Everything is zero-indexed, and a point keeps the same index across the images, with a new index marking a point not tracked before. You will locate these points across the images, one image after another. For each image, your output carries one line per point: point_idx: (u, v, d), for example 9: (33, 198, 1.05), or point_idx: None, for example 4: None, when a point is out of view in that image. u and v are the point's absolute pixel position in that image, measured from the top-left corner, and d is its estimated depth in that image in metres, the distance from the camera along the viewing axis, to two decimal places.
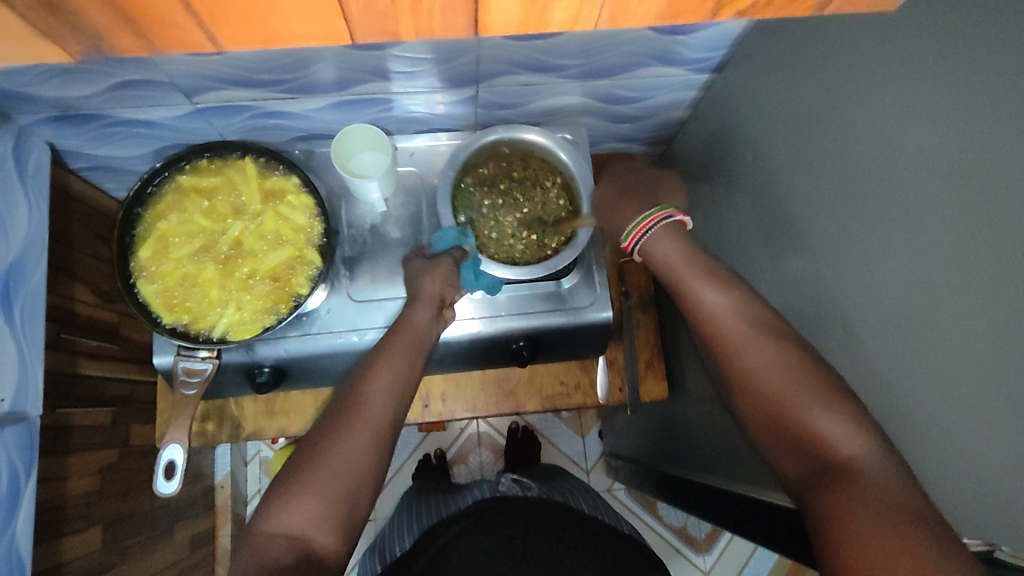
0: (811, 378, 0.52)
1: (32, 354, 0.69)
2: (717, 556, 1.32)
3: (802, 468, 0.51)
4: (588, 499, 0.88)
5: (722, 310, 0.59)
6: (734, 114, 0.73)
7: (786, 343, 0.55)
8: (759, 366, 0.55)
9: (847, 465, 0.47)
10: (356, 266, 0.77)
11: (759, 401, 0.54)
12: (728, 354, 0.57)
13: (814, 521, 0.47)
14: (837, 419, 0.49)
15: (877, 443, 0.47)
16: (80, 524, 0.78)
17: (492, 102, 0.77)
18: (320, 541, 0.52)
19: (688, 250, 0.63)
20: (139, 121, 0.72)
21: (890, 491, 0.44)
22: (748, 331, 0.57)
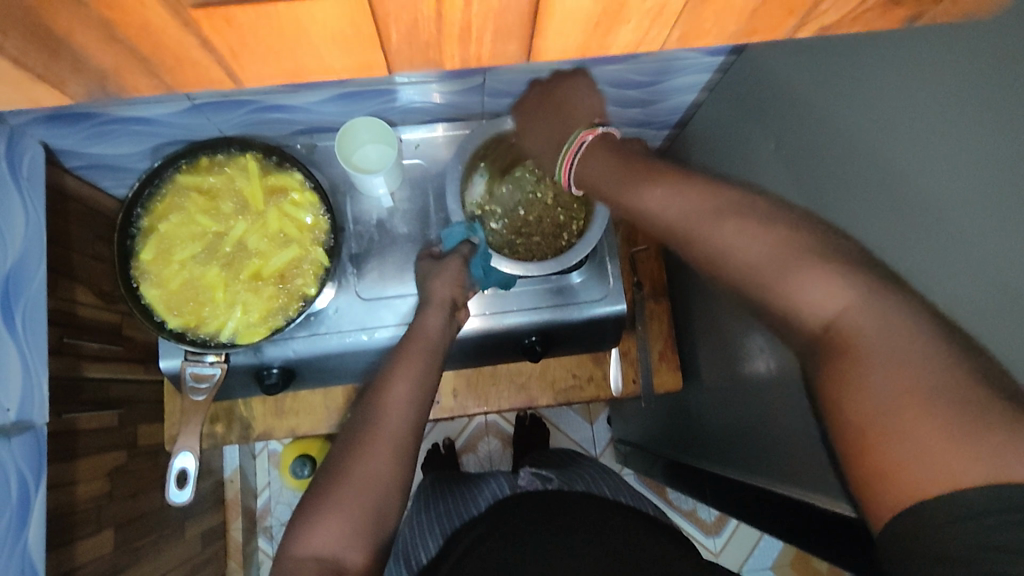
0: (786, 241, 0.43)
1: (36, 362, 0.67)
2: (726, 538, 1.33)
3: (799, 338, 0.44)
4: (609, 482, 0.87)
5: (672, 203, 0.50)
6: (750, 97, 0.70)
7: (752, 213, 0.46)
8: (727, 253, 0.46)
9: (843, 334, 0.40)
10: (363, 262, 0.75)
11: (736, 285, 0.46)
12: (691, 246, 0.48)
13: (828, 406, 0.40)
14: (823, 280, 0.41)
15: (870, 306, 0.39)
16: (92, 527, 0.77)
17: (499, 90, 0.75)
18: (351, 560, 0.51)
19: (614, 159, 0.58)
20: (134, 118, 0.69)
21: (893, 351, 0.37)
22: (704, 212, 0.48)
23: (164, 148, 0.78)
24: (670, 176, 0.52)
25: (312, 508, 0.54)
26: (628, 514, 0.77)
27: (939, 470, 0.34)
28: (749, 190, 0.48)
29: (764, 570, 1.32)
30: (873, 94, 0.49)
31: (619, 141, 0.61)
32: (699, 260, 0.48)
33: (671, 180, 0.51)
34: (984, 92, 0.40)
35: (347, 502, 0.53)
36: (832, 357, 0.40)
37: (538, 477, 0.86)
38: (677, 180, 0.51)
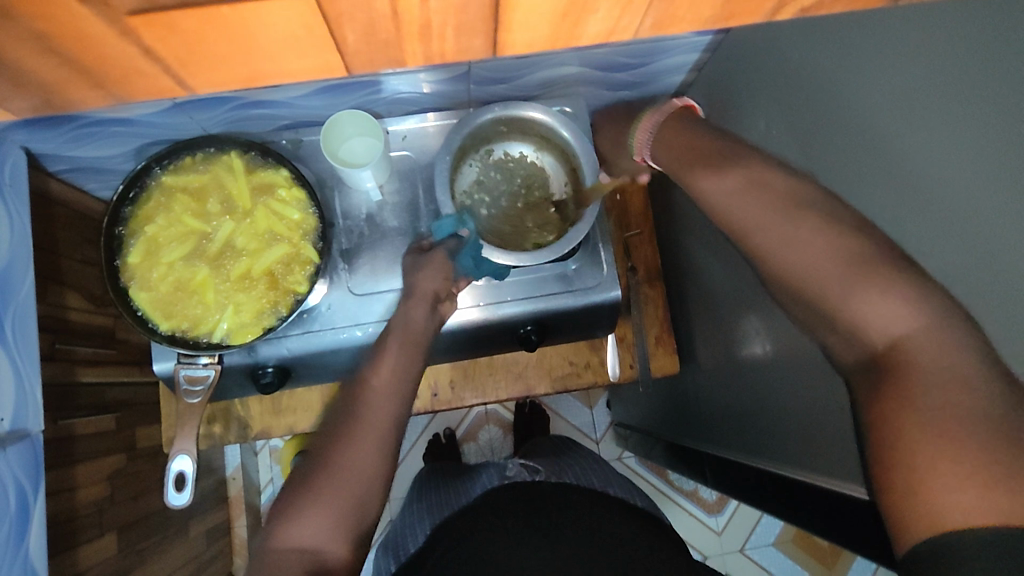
0: (856, 253, 0.44)
1: (28, 371, 0.66)
2: (728, 517, 1.34)
3: (851, 353, 0.45)
4: (600, 472, 0.87)
5: (740, 189, 0.51)
6: (740, 75, 0.69)
7: (823, 211, 0.47)
8: (788, 257, 0.47)
9: (898, 353, 0.41)
10: (354, 258, 0.74)
11: (796, 286, 0.47)
12: (754, 243, 0.50)
13: (871, 424, 0.42)
14: (887, 296, 0.42)
15: (932, 336, 0.40)
16: (94, 531, 0.77)
17: (484, 78, 0.73)
18: (332, 553, 0.51)
19: (687, 139, 0.59)
20: (115, 120, 0.68)
21: (951, 388, 0.39)
22: (771, 207, 0.49)
23: (148, 149, 0.77)
24: (738, 164, 0.52)
25: (292, 499, 0.53)
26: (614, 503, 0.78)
27: (969, 502, 0.36)
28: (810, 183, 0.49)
29: (767, 546, 1.33)
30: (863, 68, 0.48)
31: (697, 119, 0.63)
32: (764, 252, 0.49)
33: (737, 168, 0.52)
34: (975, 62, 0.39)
35: (334, 496, 0.53)
36: (886, 377, 0.41)
37: (527, 469, 0.87)
38: (745, 167, 0.52)
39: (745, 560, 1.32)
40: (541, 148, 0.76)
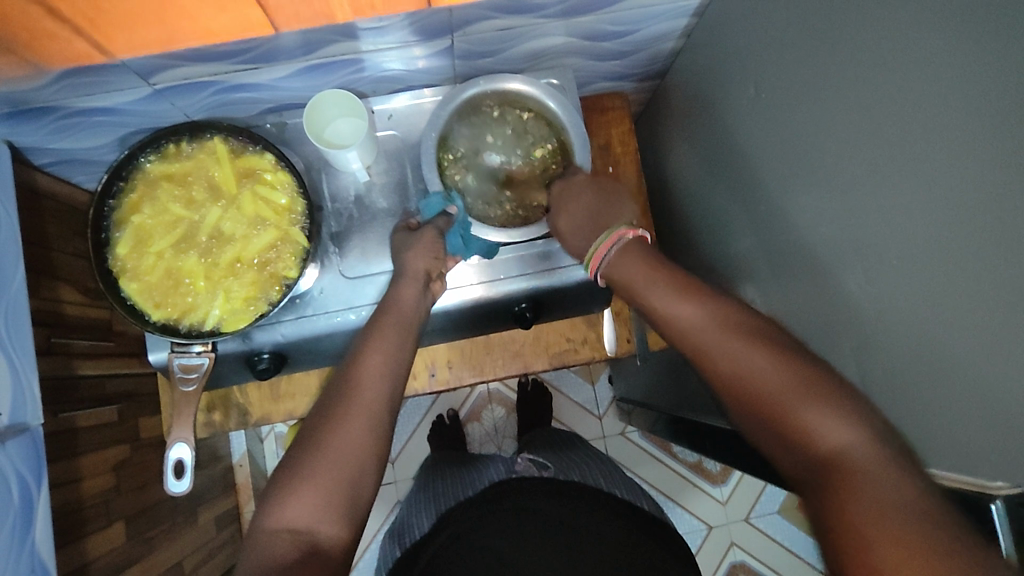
0: (797, 376, 0.49)
1: (24, 365, 0.66)
2: (733, 487, 1.34)
3: (798, 464, 0.47)
4: (605, 474, 0.88)
5: (688, 314, 0.56)
6: (730, 38, 0.68)
7: (766, 341, 0.52)
8: (743, 375, 0.51)
9: (844, 461, 0.44)
10: (344, 241, 0.74)
11: (744, 407, 0.51)
12: (711, 364, 0.53)
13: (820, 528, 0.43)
14: (827, 414, 0.46)
15: (876, 449, 0.44)
16: (102, 521, 0.78)
17: (468, 52, 0.72)
18: (324, 532, 0.51)
19: (649, 258, 0.61)
20: (97, 109, 0.67)
21: (895, 489, 0.41)
22: (722, 334, 0.54)
23: (132, 138, 0.76)
24: (690, 285, 0.58)
25: (285, 480, 0.53)
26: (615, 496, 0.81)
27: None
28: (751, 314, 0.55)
29: (772, 514, 1.33)
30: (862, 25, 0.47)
31: (653, 249, 0.63)
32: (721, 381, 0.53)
33: (693, 289, 0.58)
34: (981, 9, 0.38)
35: (325, 474, 0.53)
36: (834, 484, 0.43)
37: (534, 465, 0.90)
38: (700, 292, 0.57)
39: (751, 529, 1.33)
40: (523, 96, 0.72)
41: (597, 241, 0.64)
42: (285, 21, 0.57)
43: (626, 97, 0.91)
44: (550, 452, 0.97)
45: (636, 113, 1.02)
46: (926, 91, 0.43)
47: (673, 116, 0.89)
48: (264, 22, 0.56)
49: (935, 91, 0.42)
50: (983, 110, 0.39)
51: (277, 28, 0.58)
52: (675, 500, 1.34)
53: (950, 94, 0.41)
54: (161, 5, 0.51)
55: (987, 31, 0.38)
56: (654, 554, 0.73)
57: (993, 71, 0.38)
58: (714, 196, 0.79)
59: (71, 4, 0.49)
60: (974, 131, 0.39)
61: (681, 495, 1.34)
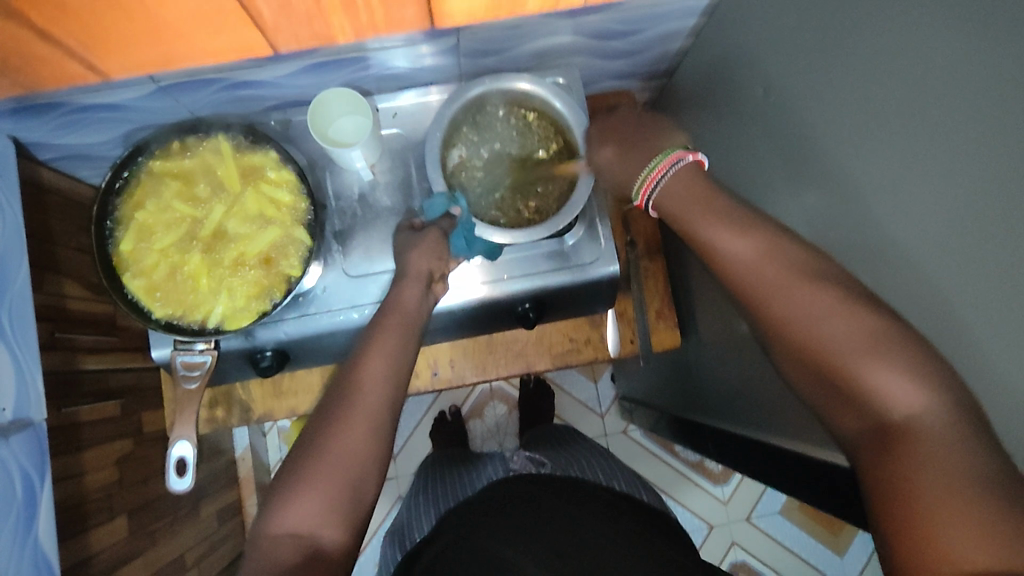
0: (869, 331, 0.46)
1: (28, 360, 0.67)
2: (735, 487, 1.34)
3: (861, 420, 0.46)
4: (604, 468, 0.89)
5: (747, 257, 0.54)
6: (740, 38, 0.67)
7: (841, 286, 0.49)
8: (803, 321, 0.50)
9: (912, 428, 0.43)
10: (347, 239, 0.74)
11: (806, 355, 0.50)
12: (771, 308, 0.52)
13: (875, 486, 0.44)
14: (901, 374, 0.44)
15: (951, 414, 0.42)
16: (104, 515, 0.78)
17: (474, 50, 0.72)
18: (327, 536, 0.51)
19: (705, 194, 0.59)
20: (101, 105, 0.67)
21: (968, 463, 0.40)
22: (791, 279, 0.51)
23: (136, 134, 0.76)
24: (754, 225, 0.55)
25: (290, 482, 0.53)
26: (616, 496, 0.81)
27: (980, 559, 0.37)
28: (824, 256, 0.52)
29: (774, 514, 1.33)
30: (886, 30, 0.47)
31: (710, 178, 0.60)
32: (787, 326, 0.51)
33: (754, 230, 0.55)
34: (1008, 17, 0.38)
35: (328, 479, 0.53)
36: (899, 448, 0.43)
37: (533, 461, 0.90)
38: (763, 233, 0.54)
39: (752, 529, 1.33)
40: (527, 92, 0.71)
41: (656, 158, 0.62)
42: (283, 39, 0.59)
43: (632, 96, 0.91)
44: (551, 449, 0.97)
45: (642, 111, 1.02)
46: (953, 100, 0.43)
47: (679, 115, 0.88)
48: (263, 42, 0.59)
49: (965, 100, 0.42)
50: (1012, 120, 0.39)
51: (276, 47, 0.61)
52: (676, 499, 1.34)
53: (980, 103, 0.41)
54: (161, 34, 0.55)
55: (1022, 37, 0.38)
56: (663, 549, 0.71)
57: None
58: (720, 197, 0.79)
59: (74, 34, 0.53)
60: (993, 140, 0.39)
61: (683, 494, 1.34)
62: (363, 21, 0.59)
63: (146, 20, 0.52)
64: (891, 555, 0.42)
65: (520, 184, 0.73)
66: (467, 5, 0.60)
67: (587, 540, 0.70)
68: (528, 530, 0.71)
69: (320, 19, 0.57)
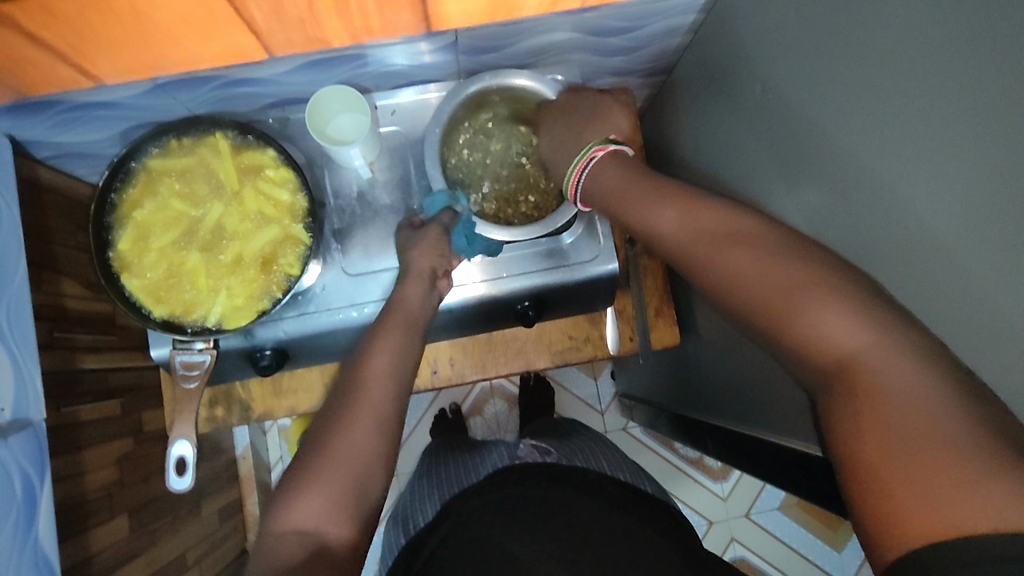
0: (813, 283, 0.47)
1: (26, 359, 0.67)
2: (734, 483, 1.34)
3: (813, 366, 0.47)
4: (609, 458, 0.89)
5: (675, 228, 0.57)
6: (738, 35, 0.67)
7: (769, 246, 0.51)
8: (739, 281, 0.51)
9: (855, 365, 0.43)
10: (346, 237, 0.73)
11: (750, 313, 0.51)
12: (711, 272, 0.54)
13: (833, 428, 0.44)
14: (844, 320, 0.44)
15: (891, 346, 0.42)
16: (105, 514, 0.78)
17: (473, 47, 0.71)
18: (333, 533, 0.51)
19: (631, 175, 0.62)
20: (98, 104, 0.66)
21: (914, 396, 0.40)
22: (724, 243, 0.53)
23: (134, 132, 0.76)
24: (682, 198, 0.58)
25: (294, 481, 0.53)
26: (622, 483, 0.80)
27: (927, 493, 0.37)
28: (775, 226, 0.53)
29: (773, 510, 1.33)
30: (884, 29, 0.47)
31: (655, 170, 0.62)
32: (742, 295, 0.51)
33: (680, 202, 0.58)
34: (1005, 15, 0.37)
35: (332, 477, 0.52)
36: (848, 388, 0.43)
37: (538, 449, 0.89)
38: (687, 203, 0.58)
39: (752, 525, 1.33)
40: (524, 89, 0.71)
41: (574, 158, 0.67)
42: (279, 44, 0.59)
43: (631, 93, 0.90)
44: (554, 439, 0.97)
45: (641, 108, 1.01)
46: (946, 97, 0.42)
47: (679, 113, 0.88)
48: (259, 46, 0.59)
49: (957, 96, 0.41)
50: (1004, 119, 0.38)
51: (270, 51, 0.61)
52: (676, 495, 1.34)
53: (971, 100, 0.40)
54: (157, 38, 0.55)
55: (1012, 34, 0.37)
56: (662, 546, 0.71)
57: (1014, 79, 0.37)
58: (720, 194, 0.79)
59: (62, 39, 0.52)
60: (994, 137, 0.39)
61: (683, 491, 1.34)
62: (357, 27, 0.59)
63: (143, 26, 0.52)
64: (854, 508, 0.42)
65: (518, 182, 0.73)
66: (463, 11, 0.60)
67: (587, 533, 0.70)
68: (530, 518, 0.72)
69: (314, 24, 0.57)
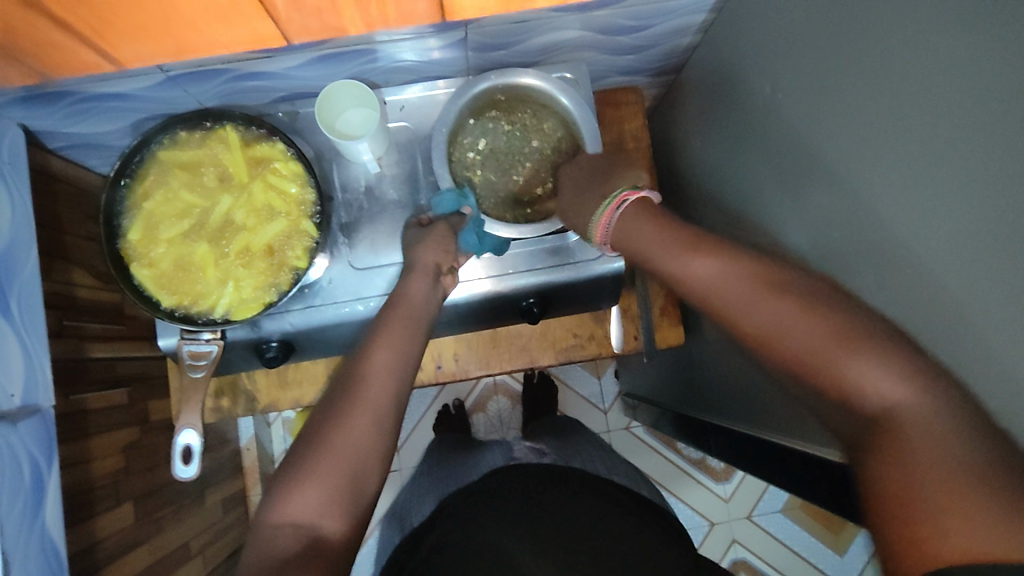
0: (833, 326, 0.47)
1: (36, 347, 0.67)
2: (736, 485, 1.34)
3: (848, 419, 0.46)
4: (606, 460, 0.90)
5: (712, 274, 0.55)
6: (747, 36, 0.67)
7: (800, 293, 0.50)
8: (771, 328, 0.50)
9: (885, 420, 0.43)
10: (353, 232, 0.74)
11: (782, 361, 0.50)
12: (739, 319, 0.53)
13: (863, 479, 0.44)
14: (877, 364, 0.44)
15: (918, 398, 0.42)
16: (110, 501, 0.79)
17: (482, 43, 0.72)
18: (329, 527, 0.51)
19: (657, 218, 0.61)
20: (111, 95, 0.67)
21: (944, 445, 0.40)
22: (753, 289, 0.52)
23: (145, 123, 0.76)
24: (719, 248, 0.56)
25: (293, 473, 0.53)
26: (619, 488, 0.81)
27: (962, 547, 0.37)
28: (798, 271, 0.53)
29: (774, 513, 1.33)
30: (893, 35, 0.47)
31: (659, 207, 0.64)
32: (756, 339, 0.52)
33: (718, 252, 0.56)
34: (1008, 24, 0.38)
35: (331, 470, 0.53)
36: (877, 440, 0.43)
37: (535, 451, 0.91)
38: (724, 253, 0.56)
39: (753, 527, 1.33)
40: (535, 87, 0.71)
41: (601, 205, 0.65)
42: (295, 31, 0.59)
43: (640, 92, 0.90)
44: (552, 439, 0.98)
45: (650, 107, 1.01)
46: (949, 101, 0.42)
47: (687, 112, 0.88)
48: (275, 32, 0.59)
49: (960, 101, 0.41)
50: (1007, 121, 0.38)
51: (273, 42, 0.61)
52: (677, 496, 1.34)
53: (977, 101, 0.40)
54: (171, 24, 0.55)
55: (1018, 35, 0.37)
56: (665, 548, 0.71)
57: (1017, 82, 0.37)
58: (727, 194, 0.79)
59: (80, 18, 0.51)
60: (995, 142, 0.39)
61: (685, 491, 1.34)
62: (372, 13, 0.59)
63: (161, 13, 0.52)
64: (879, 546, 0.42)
65: (525, 183, 0.73)
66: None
67: (587, 532, 0.71)
68: (529, 520, 0.72)
69: (332, 12, 0.57)
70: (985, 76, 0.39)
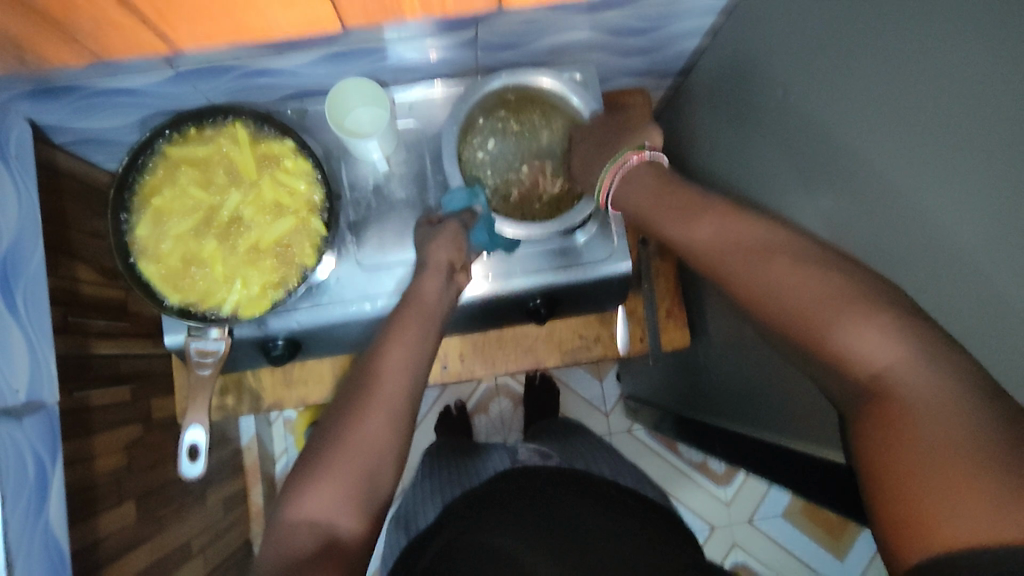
0: (834, 291, 0.45)
1: (41, 342, 0.67)
2: (737, 488, 1.34)
3: (849, 387, 0.44)
4: (610, 462, 0.90)
5: (713, 243, 0.54)
6: (757, 38, 0.68)
7: (801, 258, 0.48)
8: (771, 295, 0.48)
9: (889, 388, 0.41)
10: (362, 230, 0.74)
11: (783, 326, 0.48)
12: (740, 287, 0.51)
13: (863, 448, 0.42)
14: (879, 330, 0.42)
15: (926, 368, 0.40)
16: (113, 499, 0.78)
17: (491, 43, 0.72)
18: (343, 525, 0.51)
19: (661, 179, 0.61)
20: (119, 91, 0.67)
21: (950, 418, 0.38)
22: (752, 257, 0.50)
23: (152, 120, 0.76)
24: (717, 217, 0.54)
25: (305, 471, 0.53)
26: (625, 490, 0.81)
27: (967, 525, 0.35)
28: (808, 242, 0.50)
29: (776, 517, 1.33)
30: (907, 39, 0.47)
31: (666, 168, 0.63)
32: (756, 305, 0.50)
33: (717, 222, 0.54)
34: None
35: (345, 468, 0.53)
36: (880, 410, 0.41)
37: (538, 453, 0.90)
38: (722, 221, 0.54)
39: (754, 531, 1.33)
40: (547, 87, 0.72)
41: (605, 167, 0.65)
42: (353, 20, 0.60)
43: (647, 94, 0.91)
44: (557, 441, 0.98)
45: (656, 109, 1.02)
46: (964, 104, 0.42)
47: (694, 114, 0.88)
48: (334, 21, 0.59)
49: (975, 105, 0.42)
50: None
51: (288, 38, 0.61)
52: (678, 499, 1.34)
53: (994, 105, 0.40)
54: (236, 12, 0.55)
55: None
56: (670, 553, 0.70)
57: None
58: (735, 196, 0.79)
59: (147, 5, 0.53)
60: (1011, 146, 0.39)
61: (686, 495, 1.34)
62: (433, 3, 0.59)
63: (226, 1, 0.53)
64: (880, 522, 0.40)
65: (533, 183, 0.73)
66: None
67: (592, 539, 0.70)
68: (535, 526, 0.72)
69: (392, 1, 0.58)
70: (1001, 79, 0.40)
